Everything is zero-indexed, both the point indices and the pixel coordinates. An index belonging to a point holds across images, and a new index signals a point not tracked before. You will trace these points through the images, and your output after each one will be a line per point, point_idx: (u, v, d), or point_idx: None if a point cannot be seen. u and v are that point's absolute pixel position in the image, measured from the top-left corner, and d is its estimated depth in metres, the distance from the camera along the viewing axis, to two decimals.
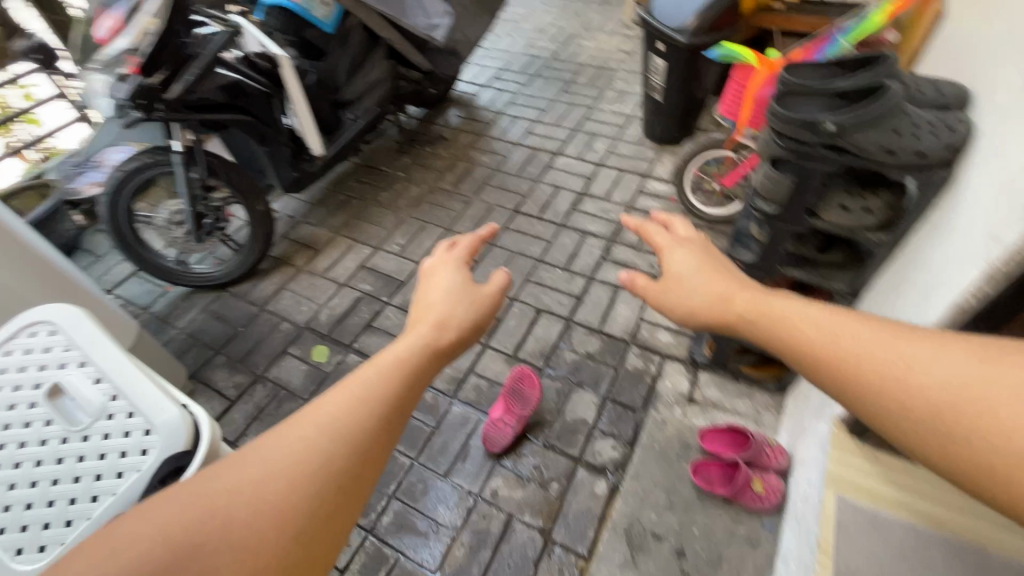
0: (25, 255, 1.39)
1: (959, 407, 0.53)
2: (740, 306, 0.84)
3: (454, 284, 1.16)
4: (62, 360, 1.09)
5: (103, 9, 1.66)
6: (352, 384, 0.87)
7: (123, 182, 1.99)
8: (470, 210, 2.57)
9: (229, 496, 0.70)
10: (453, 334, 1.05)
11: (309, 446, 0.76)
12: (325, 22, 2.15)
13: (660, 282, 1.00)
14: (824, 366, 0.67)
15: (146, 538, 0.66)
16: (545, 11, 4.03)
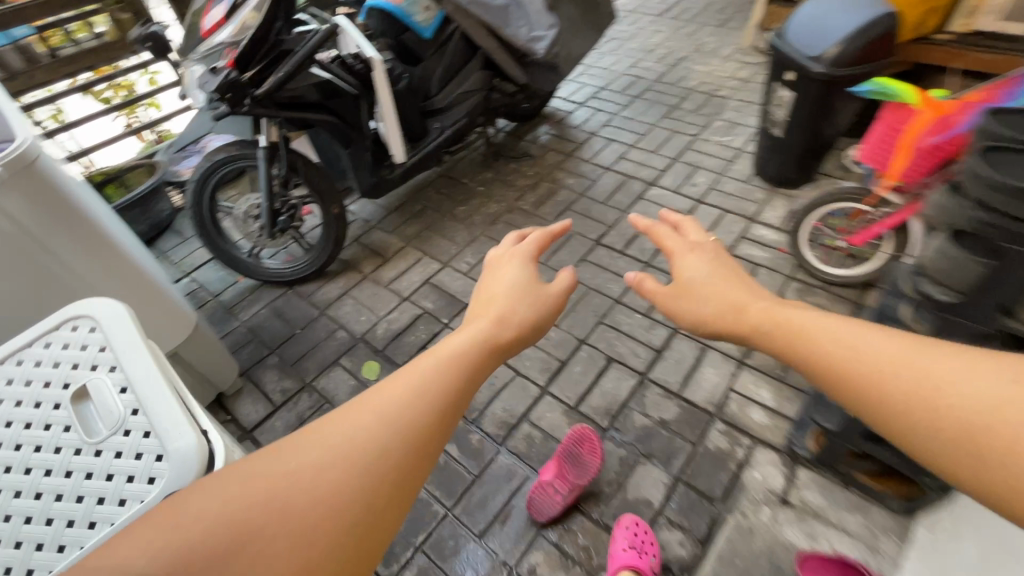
0: (85, 233, 1.35)
1: (995, 427, 0.46)
2: (756, 317, 0.73)
3: (515, 280, 0.93)
4: (94, 361, 1.00)
5: (211, 3, 1.67)
6: (408, 375, 0.71)
7: (210, 172, 2.02)
8: (548, 235, 2.38)
9: (280, 482, 0.57)
10: (516, 331, 0.86)
11: (367, 437, 0.62)
12: (422, 26, 2.09)
13: (670, 286, 0.86)
14: (842, 382, 0.60)
15: (200, 519, 0.53)
16: (654, 31, 3.79)
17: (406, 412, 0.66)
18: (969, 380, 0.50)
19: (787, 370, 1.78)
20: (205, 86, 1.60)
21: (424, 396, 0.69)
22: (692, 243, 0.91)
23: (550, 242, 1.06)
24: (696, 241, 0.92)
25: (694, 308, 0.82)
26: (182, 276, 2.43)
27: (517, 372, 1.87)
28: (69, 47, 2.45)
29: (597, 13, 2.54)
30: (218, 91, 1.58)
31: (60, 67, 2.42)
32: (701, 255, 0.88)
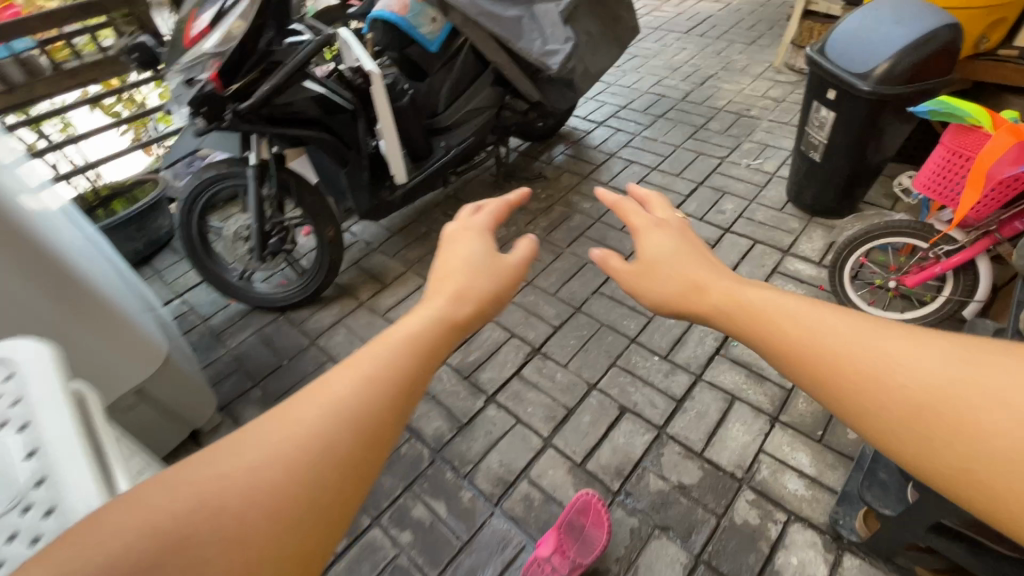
0: (33, 258, 1.21)
1: (945, 408, 0.48)
2: (719, 298, 0.68)
3: (477, 256, 0.81)
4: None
5: (197, 12, 1.55)
6: (354, 360, 0.63)
7: (199, 191, 1.90)
8: (559, 264, 2.19)
9: (220, 483, 0.49)
10: (475, 310, 0.75)
11: (311, 431, 0.54)
12: (428, 39, 1.93)
13: (633, 265, 0.77)
14: (803, 364, 0.58)
15: (114, 537, 0.44)
16: (680, 48, 3.62)
17: (350, 397, 0.58)
18: (920, 360, 0.52)
19: (829, 430, 1.54)
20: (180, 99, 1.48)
21: (372, 380, 0.60)
22: (659, 220, 0.82)
23: (506, 214, 0.95)
24: (662, 218, 0.84)
25: (657, 288, 0.74)
26: (173, 297, 2.31)
27: (518, 419, 1.68)
28: (74, 61, 2.40)
29: (618, 27, 2.39)
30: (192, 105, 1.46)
31: (62, 80, 2.36)
32: (666, 232, 0.80)
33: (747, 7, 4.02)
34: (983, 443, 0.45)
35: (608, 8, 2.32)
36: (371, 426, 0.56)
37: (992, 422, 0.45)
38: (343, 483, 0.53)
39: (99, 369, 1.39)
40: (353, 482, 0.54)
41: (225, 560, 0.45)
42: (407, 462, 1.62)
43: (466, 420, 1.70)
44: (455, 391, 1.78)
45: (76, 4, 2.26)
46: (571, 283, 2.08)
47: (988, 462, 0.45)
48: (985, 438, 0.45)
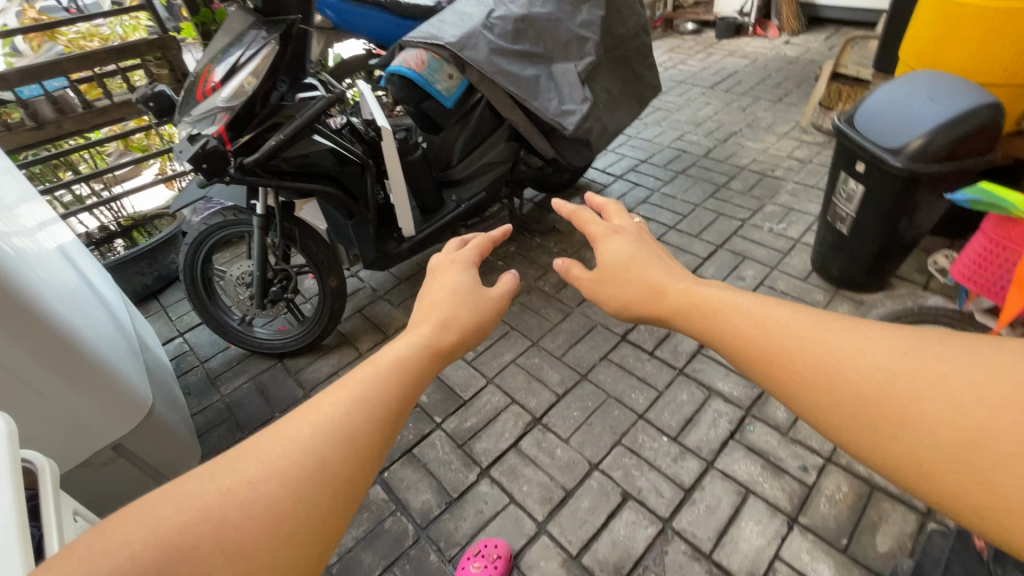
0: (20, 318, 1.20)
1: (887, 401, 0.53)
2: (675, 299, 0.80)
3: (464, 286, 0.94)
4: None
5: (210, 67, 1.57)
6: (354, 377, 0.71)
7: (205, 236, 1.89)
8: (567, 324, 2.10)
9: (228, 496, 0.57)
10: (459, 337, 0.86)
11: (305, 445, 0.62)
12: (444, 95, 1.91)
13: (592, 274, 0.93)
14: (761, 361, 0.64)
15: (132, 541, 0.52)
16: (704, 103, 3.59)
17: (342, 417, 0.65)
18: (866, 353, 0.57)
19: (856, 539, 1.38)
20: (181, 152, 1.45)
21: (364, 403, 0.67)
22: (613, 227, 0.98)
23: (492, 249, 1.07)
24: (619, 225, 0.99)
25: (620, 294, 0.88)
26: (175, 335, 2.30)
27: (512, 498, 1.56)
28: (105, 99, 2.49)
29: (639, 86, 2.37)
30: (193, 161, 1.42)
31: (90, 118, 2.43)
32: (622, 237, 0.95)
33: (773, 64, 3.99)
34: (921, 430, 0.50)
35: (628, 66, 2.32)
36: (360, 441, 0.64)
37: (928, 416, 0.50)
38: (335, 490, 0.60)
39: (68, 417, 1.31)
40: (345, 489, 0.61)
41: (227, 562, 0.53)
42: (390, 539, 1.51)
43: (455, 495, 1.59)
44: (447, 461, 1.68)
45: (111, 48, 2.35)
46: (579, 348, 1.98)
47: (929, 451, 0.49)
48: (921, 429, 0.50)
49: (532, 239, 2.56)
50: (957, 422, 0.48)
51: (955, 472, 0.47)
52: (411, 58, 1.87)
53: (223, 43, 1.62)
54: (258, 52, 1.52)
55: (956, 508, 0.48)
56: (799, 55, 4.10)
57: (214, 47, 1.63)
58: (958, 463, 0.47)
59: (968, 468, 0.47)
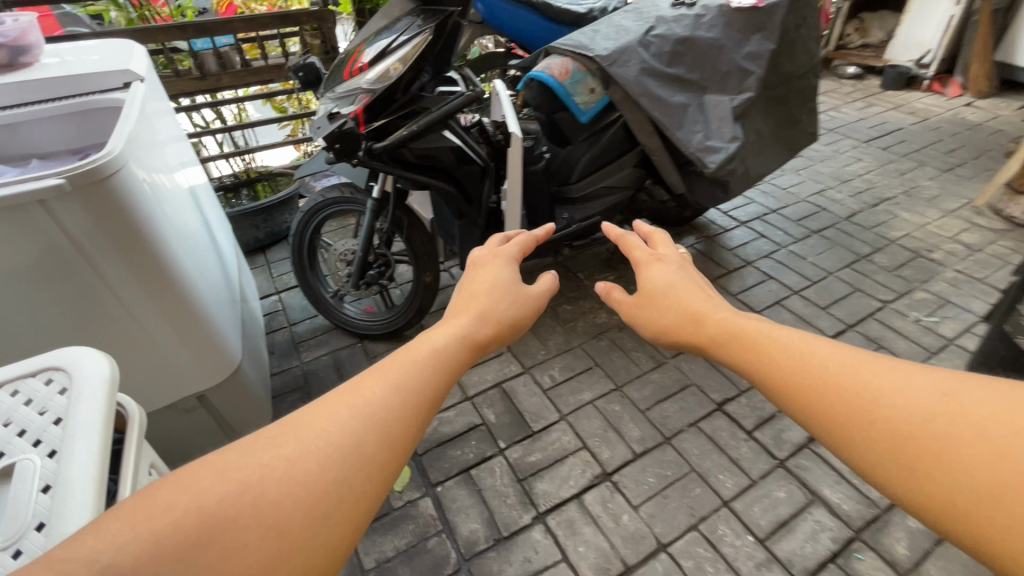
0: (144, 254, 1.20)
1: (924, 439, 0.52)
2: (714, 329, 0.76)
3: (506, 279, 0.88)
4: (44, 407, 0.86)
5: (362, 47, 1.57)
6: (397, 359, 0.70)
7: (320, 208, 1.92)
8: (657, 375, 1.92)
9: (264, 471, 0.53)
10: (496, 331, 0.82)
11: (343, 429, 0.59)
12: (581, 109, 1.81)
13: (634, 296, 0.89)
14: (794, 391, 0.63)
15: (174, 508, 0.49)
16: (854, 158, 3.20)
17: (380, 398, 0.63)
18: (902, 388, 0.56)
19: None
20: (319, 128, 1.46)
21: (402, 389, 0.65)
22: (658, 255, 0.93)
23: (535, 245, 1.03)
24: (662, 254, 0.94)
25: (654, 317, 0.84)
26: (272, 292, 2.40)
27: (564, 556, 1.42)
28: (261, 61, 2.64)
29: (794, 131, 2.12)
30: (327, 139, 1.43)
31: (245, 76, 2.59)
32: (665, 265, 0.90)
33: (949, 128, 3.48)
34: (958, 475, 0.48)
35: (786, 108, 2.08)
36: (396, 430, 0.61)
37: (968, 458, 0.48)
38: (367, 473, 0.57)
39: (160, 370, 1.36)
40: (379, 471, 0.58)
41: (261, 538, 0.49)
42: (430, 561, 1.43)
43: (506, 533, 1.48)
44: (503, 494, 1.57)
45: (276, 13, 2.47)
46: (667, 405, 1.80)
47: (964, 492, 0.47)
48: (960, 469, 0.48)
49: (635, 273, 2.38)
50: (998, 465, 0.46)
51: (994, 512, 0.45)
52: (551, 65, 1.78)
53: (378, 26, 1.62)
54: (411, 38, 1.48)
55: (990, 553, 0.45)
56: (982, 121, 3.54)
57: (368, 29, 1.63)
58: (999, 503, 0.45)
59: (1005, 510, 0.45)
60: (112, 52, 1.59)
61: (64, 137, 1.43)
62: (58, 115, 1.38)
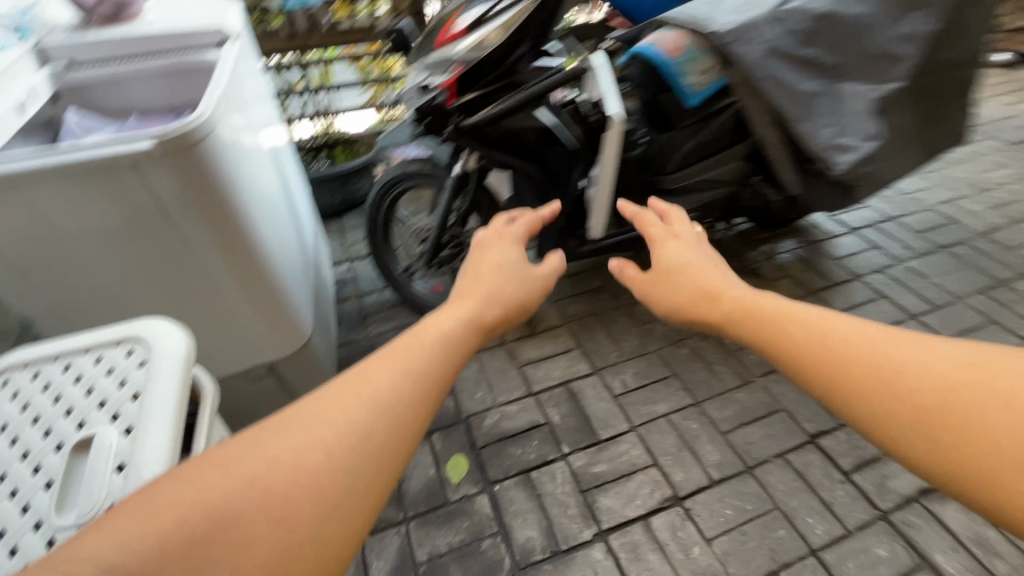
0: (228, 223, 1.16)
1: (953, 409, 0.52)
2: (729, 306, 0.78)
3: (514, 264, 0.94)
4: (123, 380, 0.85)
5: (457, 12, 1.46)
6: (409, 349, 0.72)
7: (398, 181, 1.85)
8: (742, 394, 1.74)
9: (273, 462, 0.55)
10: (503, 315, 0.87)
11: (352, 416, 0.61)
12: (690, 92, 1.61)
13: (648, 273, 0.91)
14: (816, 364, 0.63)
15: (181, 503, 0.50)
16: (996, 163, 2.75)
17: (389, 386, 0.65)
18: (924, 363, 0.56)
19: None
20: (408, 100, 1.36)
21: (410, 376, 0.67)
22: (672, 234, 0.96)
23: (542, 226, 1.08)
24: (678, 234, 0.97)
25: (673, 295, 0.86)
26: (344, 261, 2.39)
27: None
28: (350, 21, 2.58)
29: (940, 129, 1.81)
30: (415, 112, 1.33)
31: (333, 36, 2.54)
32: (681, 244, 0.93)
33: None
34: (984, 444, 0.48)
35: (935, 102, 1.77)
36: (404, 414, 0.63)
37: (1000, 429, 0.48)
38: (375, 456, 0.60)
39: (236, 336, 1.35)
40: (388, 453, 0.61)
41: (272, 532, 0.50)
42: (483, 563, 1.38)
43: (564, 547, 1.39)
44: (564, 503, 1.48)
45: None
46: (751, 431, 1.63)
47: (992, 463, 0.47)
48: (987, 439, 0.48)
49: None
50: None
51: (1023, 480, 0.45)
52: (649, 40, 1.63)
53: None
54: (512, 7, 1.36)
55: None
56: None
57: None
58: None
59: None
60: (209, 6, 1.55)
61: (160, 93, 1.42)
62: (154, 73, 1.38)
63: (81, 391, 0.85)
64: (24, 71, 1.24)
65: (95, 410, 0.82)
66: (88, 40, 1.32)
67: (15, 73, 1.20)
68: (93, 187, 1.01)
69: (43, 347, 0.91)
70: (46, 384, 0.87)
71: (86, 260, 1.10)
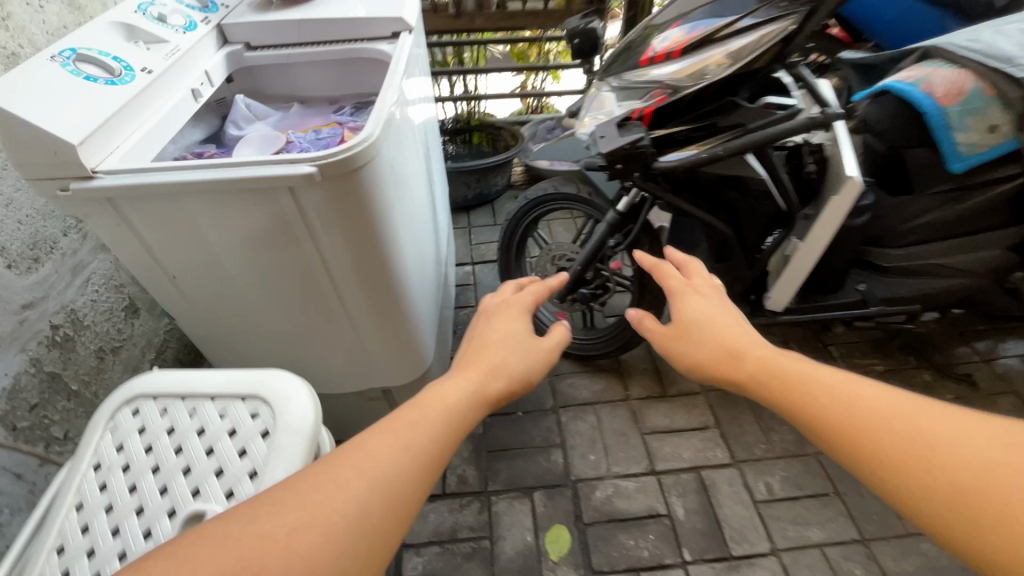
0: (372, 252, 1.01)
1: (989, 491, 0.45)
2: (752, 364, 0.67)
3: (519, 333, 0.82)
4: (244, 445, 0.75)
5: (680, 21, 1.14)
6: (414, 427, 0.65)
7: (548, 199, 1.63)
8: (928, 546, 1.36)
9: (255, 544, 0.50)
10: (507, 388, 0.76)
11: (343, 490, 0.56)
12: (958, 154, 1.18)
13: (667, 327, 0.78)
14: (833, 428, 0.56)
15: None
16: None
17: (393, 465, 0.59)
18: (958, 440, 0.49)
19: None
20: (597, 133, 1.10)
21: (410, 454, 0.62)
22: (696, 284, 0.82)
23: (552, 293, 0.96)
24: (704, 283, 0.83)
25: (692, 351, 0.74)
26: (467, 263, 2.26)
27: None
28: (518, 4, 2.37)
29: None
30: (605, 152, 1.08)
31: (498, 19, 2.36)
32: (703, 295, 0.80)
33: None
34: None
35: None
36: (399, 492, 0.58)
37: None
38: (384, 524, 0.56)
39: (358, 355, 1.25)
40: (395, 518, 0.57)
41: None
42: None
43: None
44: None
45: None
46: None
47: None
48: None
49: (917, 372, 1.72)
50: None
51: None
52: (901, 74, 1.23)
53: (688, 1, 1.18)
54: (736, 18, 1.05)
55: None
56: None
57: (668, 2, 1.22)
58: None
59: None
60: None
61: (327, 82, 1.33)
62: (323, 60, 1.28)
63: (201, 448, 0.76)
64: (204, 51, 1.17)
65: (212, 478, 0.72)
66: (266, 20, 1.22)
67: (194, 53, 1.12)
68: (243, 205, 0.89)
69: (178, 377, 0.84)
70: (171, 427, 0.79)
71: (227, 268, 1.00)
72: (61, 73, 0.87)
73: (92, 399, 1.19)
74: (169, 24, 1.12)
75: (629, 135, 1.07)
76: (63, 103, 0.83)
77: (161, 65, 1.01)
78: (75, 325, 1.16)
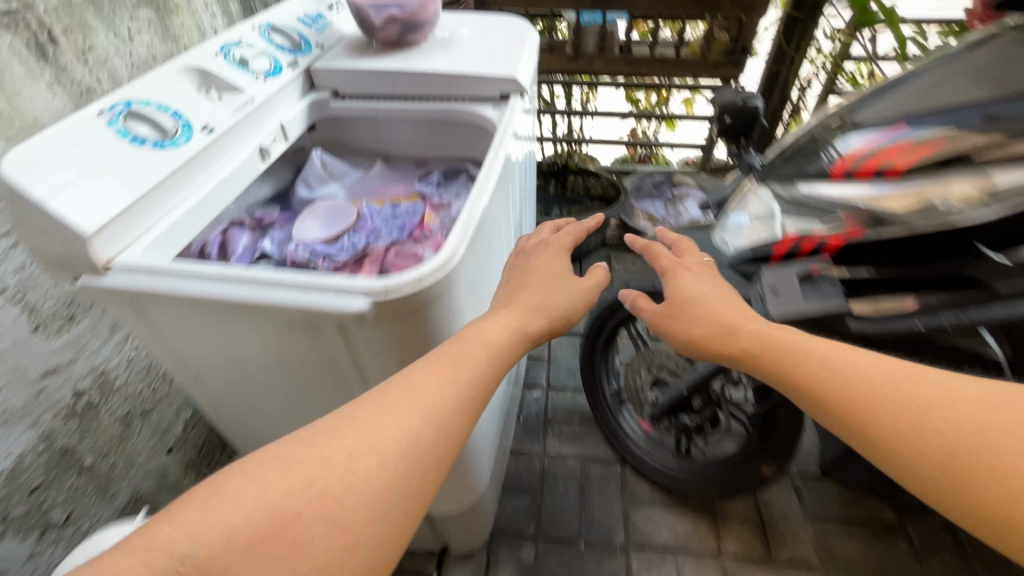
0: None
1: (975, 455, 0.51)
2: (755, 340, 0.71)
3: (558, 273, 0.82)
4: None
5: (897, 126, 0.82)
6: (460, 365, 0.65)
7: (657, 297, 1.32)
8: None
9: (319, 462, 0.51)
10: (548, 330, 0.77)
11: (391, 414, 0.57)
12: None
13: (661, 306, 0.82)
14: (833, 403, 0.61)
15: (239, 508, 0.47)
16: None
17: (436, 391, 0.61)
18: (944, 410, 0.55)
19: None
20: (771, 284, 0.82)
21: (456, 382, 0.63)
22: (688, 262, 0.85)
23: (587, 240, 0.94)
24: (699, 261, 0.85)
25: (689, 326, 0.77)
26: None
27: None
28: (646, 47, 2.07)
29: None
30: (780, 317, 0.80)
31: (619, 64, 2.07)
32: (697, 270, 0.83)
33: None
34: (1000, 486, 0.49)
35: None
36: (446, 412, 0.60)
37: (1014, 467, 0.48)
38: (435, 448, 0.58)
39: None
40: (447, 442, 0.60)
41: (328, 534, 0.49)
42: None
43: None
44: None
45: None
46: None
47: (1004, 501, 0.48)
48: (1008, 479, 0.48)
49: None
50: None
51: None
52: None
53: (903, 95, 0.86)
54: (949, 130, 0.77)
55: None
56: None
57: (868, 91, 0.91)
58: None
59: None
60: (504, 30, 1.18)
61: (419, 141, 1.13)
62: (417, 118, 1.08)
63: None
64: (286, 100, 1.02)
65: None
66: (361, 69, 1.04)
67: (272, 103, 0.97)
68: (274, 328, 0.68)
69: None
70: None
71: (256, 377, 0.81)
72: (106, 133, 0.72)
73: (107, 473, 1.06)
74: (251, 68, 0.97)
75: (818, 302, 0.78)
76: (95, 176, 0.69)
77: (227, 122, 0.86)
78: (103, 390, 1.04)
